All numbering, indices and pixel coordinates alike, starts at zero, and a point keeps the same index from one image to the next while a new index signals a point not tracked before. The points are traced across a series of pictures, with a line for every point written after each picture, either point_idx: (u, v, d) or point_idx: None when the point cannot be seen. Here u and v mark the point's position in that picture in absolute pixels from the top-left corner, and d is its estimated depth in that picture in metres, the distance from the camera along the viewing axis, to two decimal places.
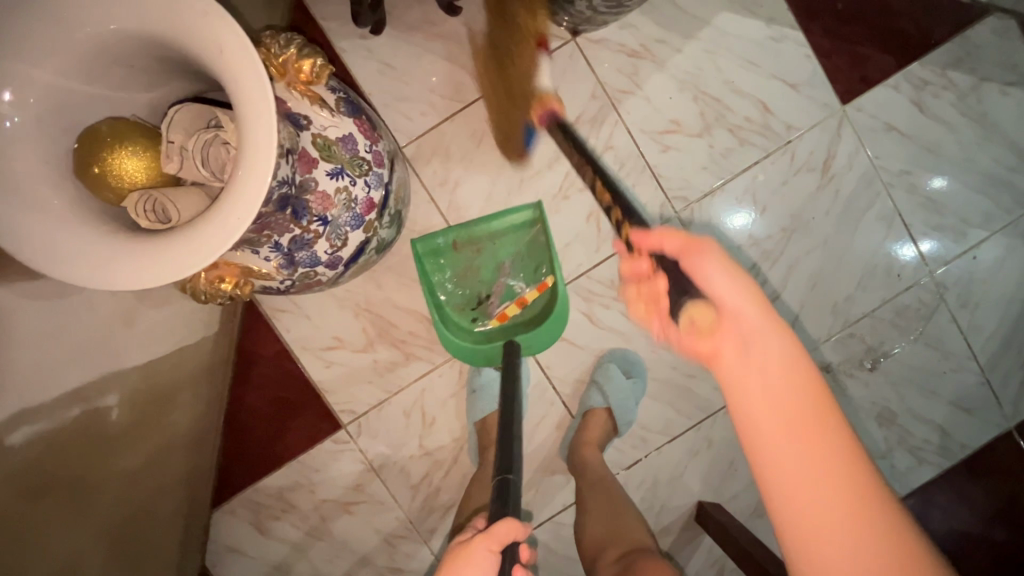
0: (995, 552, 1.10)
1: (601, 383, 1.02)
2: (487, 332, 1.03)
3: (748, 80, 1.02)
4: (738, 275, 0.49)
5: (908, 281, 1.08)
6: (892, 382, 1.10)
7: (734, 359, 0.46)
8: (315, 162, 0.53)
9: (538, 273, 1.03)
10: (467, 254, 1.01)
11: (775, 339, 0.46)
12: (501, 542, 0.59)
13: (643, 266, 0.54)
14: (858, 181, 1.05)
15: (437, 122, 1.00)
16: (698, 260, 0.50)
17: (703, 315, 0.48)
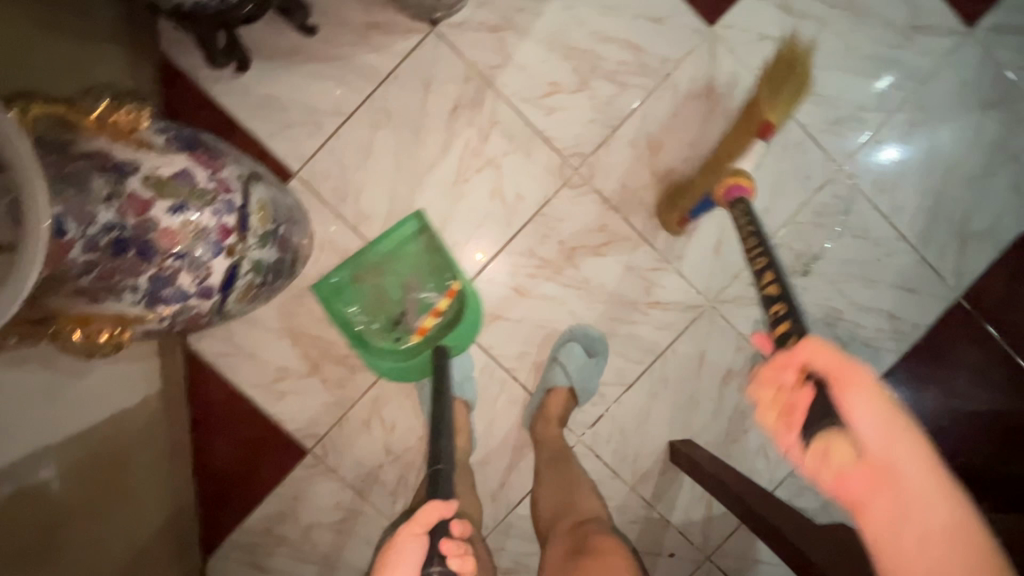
0: (960, 419, 1.13)
1: (563, 361, 1.06)
2: (413, 347, 1.06)
3: (615, 26, 1.04)
4: (887, 418, 0.51)
5: (820, 179, 1.08)
6: (830, 281, 1.10)
7: (878, 505, 0.51)
8: (152, 202, 0.55)
9: (444, 280, 1.05)
10: (371, 281, 1.05)
11: (912, 470, 0.50)
12: (425, 524, 0.62)
13: (787, 377, 0.55)
14: (745, 96, 1.06)
15: (324, 141, 1.02)
16: (855, 397, 0.52)
17: (843, 450, 0.50)
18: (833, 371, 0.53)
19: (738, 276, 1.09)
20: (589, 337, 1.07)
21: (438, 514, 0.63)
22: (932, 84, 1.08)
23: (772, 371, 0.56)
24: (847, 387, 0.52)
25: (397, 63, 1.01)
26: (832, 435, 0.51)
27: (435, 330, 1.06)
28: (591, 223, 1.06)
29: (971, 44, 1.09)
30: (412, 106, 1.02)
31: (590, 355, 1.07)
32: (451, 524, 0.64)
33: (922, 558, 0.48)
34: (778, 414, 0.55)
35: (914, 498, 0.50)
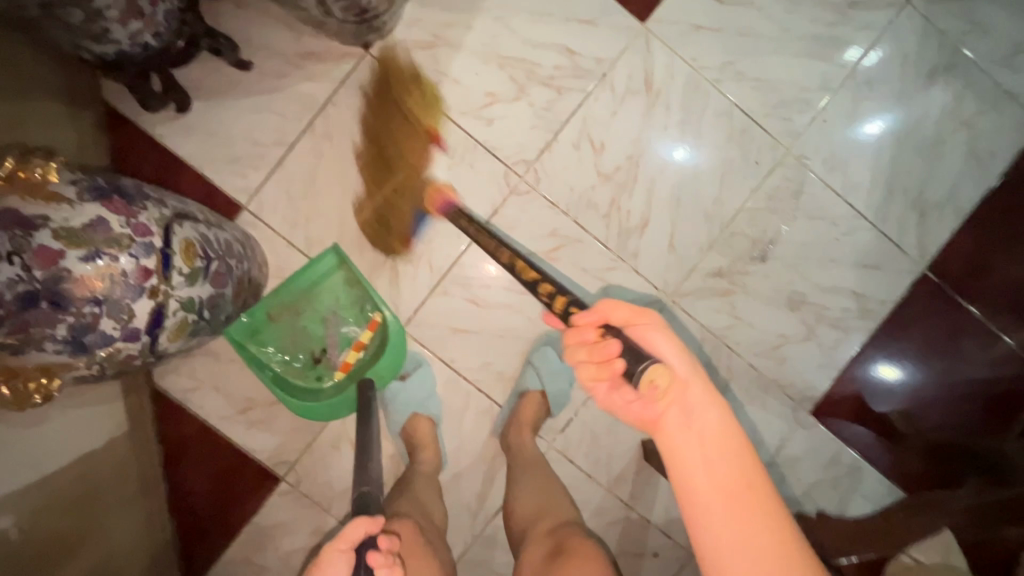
0: (942, 393, 1.11)
1: (537, 365, 1.07)
2: (337, 384, 1.05)
3: (545, 32, 1.04)
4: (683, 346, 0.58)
5: (769, 164, 1.08)
6: (790, 265, 1.09)
7: (675, 423, 0.54)
8: (61, 254, 0.57)
9: (365, 313, 1.05)
10: (288, 319, 1.04)
11: (697, 392, 0.55)
12: (350, 541, 0.67)
13: (588, 333, 0.59)
14: (684, 88, 1.06)
15: (270, 172, 1.03)
16: (648, 329, 0.59)
17: (663, 378, 0.54)
18: (629, 317, 0.60)
19: (695, 269, 1.08)
20: None
21: (364, 530, 0.67)
22: (873, 58, 1.08)
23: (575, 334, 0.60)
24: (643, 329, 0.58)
25: (334, 89, 1.03)
26: (650, 369, 0.54)
27: (359, 364, 1.06)
28: (541, 228, 1.06)
29: (909, 13, 1.08)
30: (353, 130, 1.04)
31: (564, 360, 1.08)
32: (379, 539, 0.68)
33: (694, 454, 0.52)
34: (595, 368, 0.57)
35: (698, 411, 0.54)
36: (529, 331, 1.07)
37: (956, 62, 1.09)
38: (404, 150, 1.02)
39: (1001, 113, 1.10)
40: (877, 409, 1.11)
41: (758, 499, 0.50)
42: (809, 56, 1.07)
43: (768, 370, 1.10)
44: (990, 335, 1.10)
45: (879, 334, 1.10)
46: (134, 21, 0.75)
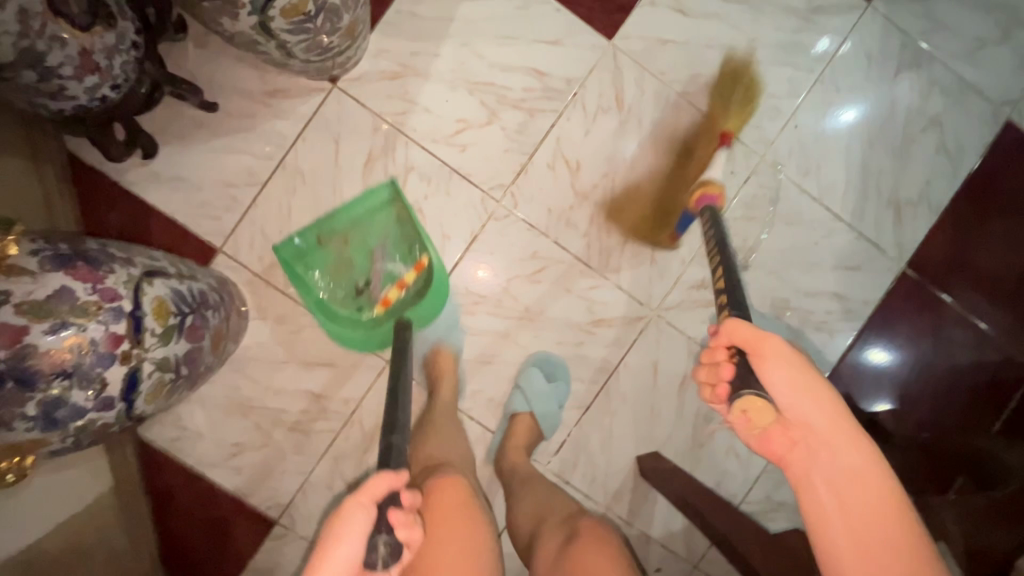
0: (928, 388, 1.12)
1: (524, 387, 1.04)
2: (375, 318, 1.04)
3: (513, 55, 1.04)
4: (800, 376, 0.56)
5: (744, 173, 1.08)
6: (771, 272, 1.09)
7: (800, 460, 0.56)
8: (25, 329, 0.55)
9: (413, 253, 1.04)
10: (336, 247, 1.04)
11: (822, 423, 0.56)
12: (373, 494, 0.54)
13: (719, 354, 0.60)
14: (655, 103, 1.06)
15: (244, 213, 1.02)
16: (767, 360, 0.57)
17: (762, 414, 0.56)
18: (750, 340, 0.57)
19: (679, 281, 1.08)
20: (550, 363, 1.06)
21: (388, 485, 0.55)
22: (839, 61, 1.08)
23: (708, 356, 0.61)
24: (763, 355, 0.57)
25: (303, 125, 1.01)
26: (746, 399, 0.56)
27: (399, 303, 1.04)
28: (522, 250, 1.06)
29: (871, 15, 1.09)
30: (325, 165, 1.02)
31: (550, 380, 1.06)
32: (403, 495, 0.57)
33: (825, 488, 0.55)
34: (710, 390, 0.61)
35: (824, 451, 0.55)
36: (517, 355, 1.06)
37: (920, 60, 1.10)
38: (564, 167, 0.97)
39: (967, 107, 1.11)
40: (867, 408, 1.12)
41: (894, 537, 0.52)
42: (776, 64, 1.08)
43: None
44: (971, 330, 1.11)
45: (866, 331, 1.11)
46: (90, 75, 0.73)
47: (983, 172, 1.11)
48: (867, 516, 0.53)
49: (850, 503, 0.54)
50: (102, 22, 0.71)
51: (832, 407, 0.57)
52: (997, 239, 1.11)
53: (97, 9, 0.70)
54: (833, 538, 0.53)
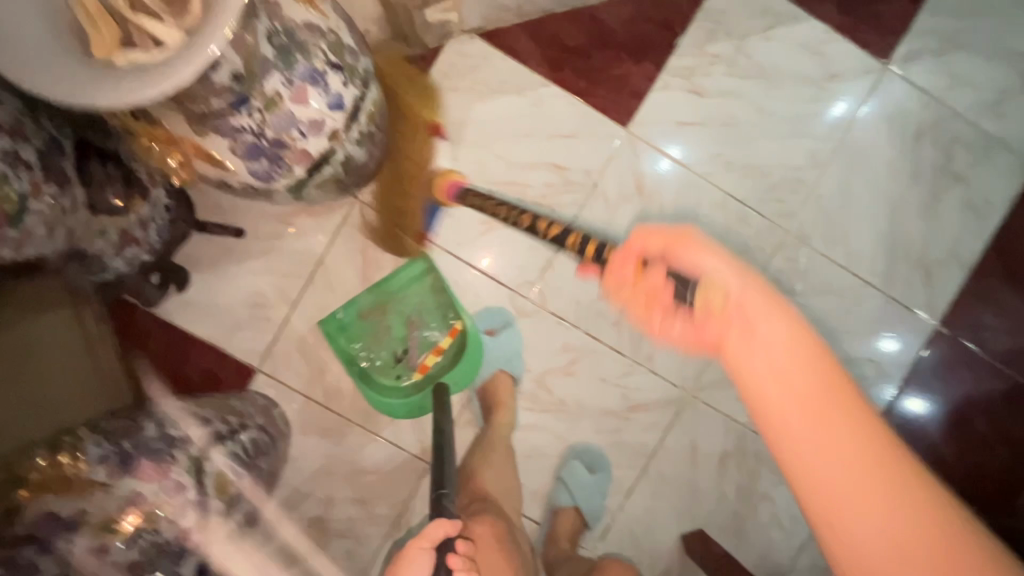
0: (978, 445, 1.10)
1: (567, 480, 1.06)
2: (415, 384, 1.06)
3: (531, 152, 1.04)
4: (722, 258, 0.73)
5: (771, 248, 1.08)
6: None
7: (738, 345, 0.65)
8: (105, 551, 0.58)
9: (448, 319, 1.05)
10: (376, 318, 1.04)
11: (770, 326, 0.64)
12: (432, 540, 0.76)
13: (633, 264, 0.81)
14: (675, 186, 1.06)
15: (278, 331, 1.03)
16: (690, 252, 0.74)
17: (716, 294, 0.71)
18: (664, 244, 0.78)
19: (711, 360, 1.08)
20: (592, 452, 1.07)
21: (444, 533, 0.76)
22: (858, 128, 1.07)
23: (619, 269, 0.83)
24: (688, 242, 0.75)
25: (329, 241, 1.03)
26: (710, 281, 0.71)
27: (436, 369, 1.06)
28: (554, 345, 1.06)
29: (889, 78, 1.07)
30: (353, 277, 1.03)
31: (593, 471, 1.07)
32: (455, 543, 0.77)
33: (768, 376, 0.61)
34: (653, 296, 0.78)
35: (768, 338, 0.63)
36: (557, 447, 1.07)
37: (942, 119, 1.09)
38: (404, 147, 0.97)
39: (992, 160, 1.10)
40: None
41: (842, 411, 0.56)
42: (796, 137, 1.07)
43: None
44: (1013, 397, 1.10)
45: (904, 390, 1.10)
46: (129, 248, 0.75)
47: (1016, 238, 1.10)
48: (832, 428, 0.56)
49: (799, 390, 0.59)
50: (136, 198, 0.71)
51: (793, 325, 0.64)
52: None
53: (131, 188, 0.70)
54: (823, 481, 0.55)
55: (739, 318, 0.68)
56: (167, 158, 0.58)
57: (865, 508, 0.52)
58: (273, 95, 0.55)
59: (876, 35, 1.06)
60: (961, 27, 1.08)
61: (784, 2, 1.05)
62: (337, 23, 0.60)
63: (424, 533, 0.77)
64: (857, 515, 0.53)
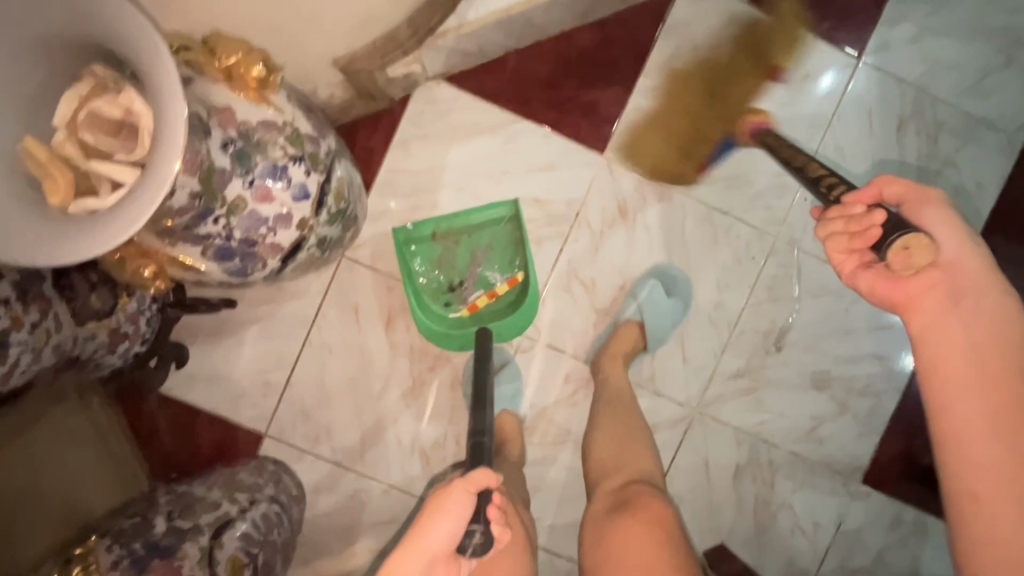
0: None
1: (633, 309, 1.04)
2: (459, 319, 1.03)
3: (511, 189, 1.03)
4: (953, 224, 0.62)
5: (762, 256, 1.07)
6: (806, 347, 1.08)
7: (933, 314, 0.60)
8: None
9: (512, 264, 1.04)
10: (449, 241, 1.03)
11: (981, 297, 0.60)
12: (476, 484, 0.66)
13: (856, 208, 0.59)
14: (658, 206, 1.05)
15: (280, 394, 1.04)
16: (928, 212, 0.62)
17: (921, 254, 0.55)
18: (903, 194, 0.64)
19: (715, 375, 1.08)
20: (669, 277, 1.06)
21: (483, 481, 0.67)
22: (840, 126, 1.06)
23: (840, 209, 0.60)
24: (916, 206, 0.63)
25: (320, 300, 1.03)
26: (911, 234, 0.55)
27: (485, 310, 1.04)
28: (554, 377, 1.06)
29: (866, 72, 1.05)
30: (348, 333, 1.04)
31: (670, 293, 1.06)
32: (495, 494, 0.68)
33: (954, 354, 0.60)
34: (848, 237, 0.60)
35: (974, 314, 0.60)
36: (568, 478, 1.07)
37: (924, 106, 1.07)
38: (734, 84, 1.00)
39: (978, 142, 1.08)
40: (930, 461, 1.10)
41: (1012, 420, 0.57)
42: None
43: (810, 454, 1.09)
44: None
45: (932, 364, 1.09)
46: (121, 346, 0.76)
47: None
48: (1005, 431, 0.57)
49: (976, 378, 0.59)
50: (123, 295, 0.71)
51: (995, 308, 0.60)
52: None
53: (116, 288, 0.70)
54: (974, 465, 0.57)
55: (942, 284, 0.60)
56: (141, 269, 0.57)
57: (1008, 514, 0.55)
58: (236, 199, 0.56)
59: (845, 30, 1.05)
60: (933, 11, 1.06)
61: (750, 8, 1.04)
62: (292, 114, 0.61)
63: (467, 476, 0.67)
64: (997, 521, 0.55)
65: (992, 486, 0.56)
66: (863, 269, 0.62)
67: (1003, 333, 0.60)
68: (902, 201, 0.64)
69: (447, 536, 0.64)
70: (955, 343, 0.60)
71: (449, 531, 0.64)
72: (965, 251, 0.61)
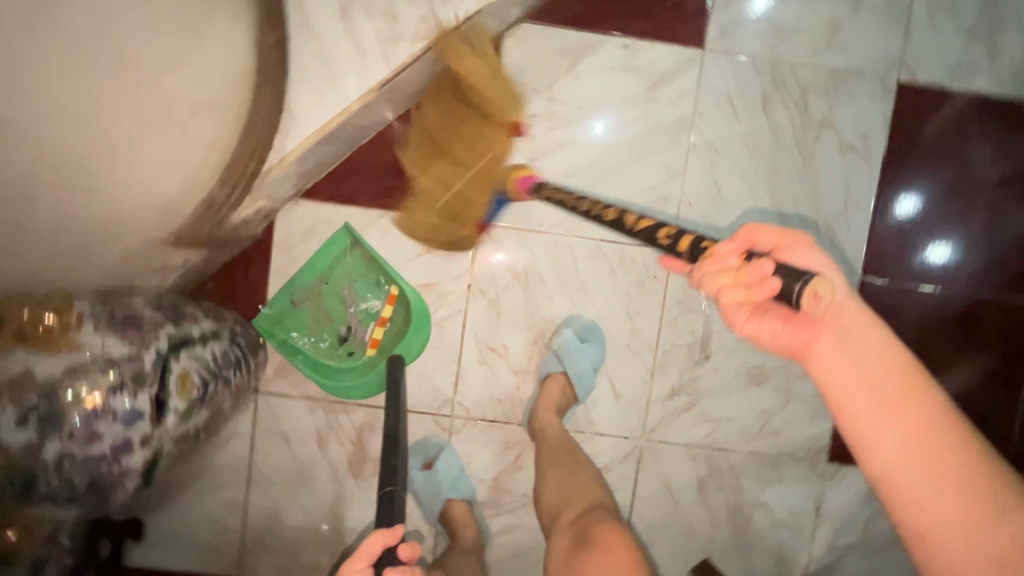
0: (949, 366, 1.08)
1: (558, 348, 1.03)
2: (368, 360, 1.03)
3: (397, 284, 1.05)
4: (826, 261, 0.55)
5: (664, 273, 1.05)
6: (733, 347, 1.07)
7: (868, 412, 0.51)
8: None
9: (381, 286, 1.03)
10: (311, 303, 1.02)
11: (863, 331, 0.52)
12: (367, 557, 0.69)
13: (731, 260, 0.53)
14: (546, 254, 1.04)
15: (241, 537, 1.06)
16: (797, 253, 0.56)
17: (826, 294, 0.48)
18: (775, 241, 0.57)
19: (651, 399, 1.07)
20: (584, 324, 1.05)
21: (381, 544, 0.69)
22: (705, 123, 1.03)
23: (715, 262, 0.54)
24: (786, 250, 0.56)
25: (252, 439, 1.05)
26: (813, 283, 0.48)
27: (386, 340, 1.04)
28: (496, 448, 1.06)
29: (715, 61, 1.02)
30: (286, 461, 1.06)
31: (584, 341, 1.05)
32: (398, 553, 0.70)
33: (884, 428, 0.50)
34: (743, 291, 0.51)
35: (868, 344, 0.52)
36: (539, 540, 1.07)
37: (785, 76, 1.03)
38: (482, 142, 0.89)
39: (850, 95, 1.04)
40: None
41: (928, 409, 0.50)
42: (642, 157, 1.04)
43: (769, 448, 1.08)
44: (965, 315, 1.07)
45: (935, 259, 1.06)
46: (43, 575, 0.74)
47: (930, 155, 1.05)
48: (921, 426, 0.50)
49: (914, 407, 0.50)
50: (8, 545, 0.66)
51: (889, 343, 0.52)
52: (969, 211, 1.05)
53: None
54: (900, 485, 0.50)
55: (831, 332, 0.53)
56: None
57: (914, 472, 0.49)
58: (59, 457, 0.60)
59: (680, 25, 1.01)
60: None
61: (577, 34, 1.01)
62: (97, 343, 0.65)
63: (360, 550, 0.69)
64: (903, 485, 0.49)
65: (901, 464, 0.50)
66: (761, 318, 0.55)
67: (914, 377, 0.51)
68: (778, 249, 0.56)
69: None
70: (851, 373, 0.52)
71: None
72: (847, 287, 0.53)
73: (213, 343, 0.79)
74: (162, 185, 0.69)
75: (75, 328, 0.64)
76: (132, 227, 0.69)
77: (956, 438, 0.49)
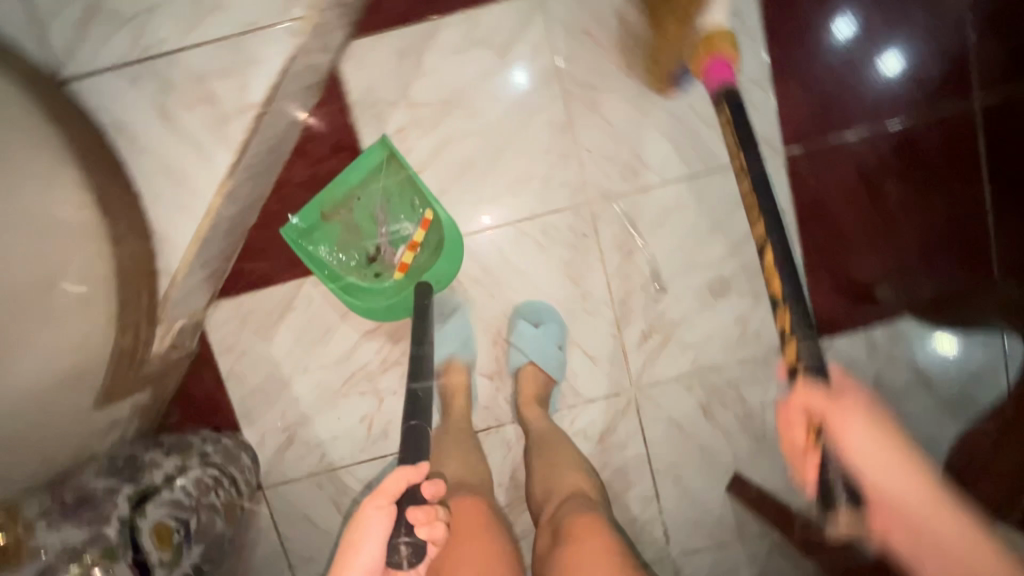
0: (900, 204, 1.05)
1: (517, 342, 1.02)
2: (394, 284, 1.00)
3: (344, 341, 1.03)
4: (874, 428, 0.66)
5: (591, 226, 1.03)
6: (684, 269, 1.05)
7: (907, 536, 0.64)
8: None
9: (415, 208, 0.99)
10: (341, 218, 0.99)
11: (901, 484, 0.64)
12: (389, 496, 0.68)
13: (799, 429, 0.72)
14: (471, 256, 1.03)
15: None
16: (845, 422, 0.66)
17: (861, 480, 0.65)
18: (825, 406, 0.67)
19: (626, 348, 1.06)
20: (534, 309, 1.04)
21: (407, 482, 0.70)
22: (570, 64, 0.99)
23: (802, 397, 0.70)
24: (841, 423, 0.66)
25: (276, 531, 1.07)
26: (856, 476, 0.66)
27: (416, 265, 1.00)
28: (501, 452, 1.06)
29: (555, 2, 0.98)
30: (314, 539, 1.07)
31: (540, 324, 1.03)
32: (417, 493, 0.71)
33: (939, 543, 0.62)
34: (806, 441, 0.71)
35: (898, 482, 0.64)
36: None
37: None
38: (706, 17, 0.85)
39: None
40: (864, 279, 1.05)
41: (976, 549, 0.60)
42: (525, 122, 1.01)
43: (757, 349, 1.07)
44: (903, 144, 1.04)
45: (889, 72, 1.02)
46: None
47: None
48: (969, 555, 0.60)
49: (955, 530, 0.61)
50: None
51: (920, 481, 0.64)
52: (887, 23, 1.01)
53: None
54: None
55: (888, 511, 0.64)
56: None
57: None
58: None
59: None
60: None
61: (409, 32, 0.97)
62: (55, 538, 0.65)
63: (380, 490, 0.69)
64: None
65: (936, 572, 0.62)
66: (807, 450, 0.72)
67: (959, 528, 0.61)
68: (827, 413, 0.67)
69: (378, 547, 0.65)
70: (909, 492, 0.63)
71: (376, 547, 0.65)
72: (883, 459, 0.64)
73: (186, 476, 0.81)
74: (60, 366, 0.67)
75: (28, 536, 0.64)
76: (35, 404, 0.65)
77: (998, 560, 0.60)
